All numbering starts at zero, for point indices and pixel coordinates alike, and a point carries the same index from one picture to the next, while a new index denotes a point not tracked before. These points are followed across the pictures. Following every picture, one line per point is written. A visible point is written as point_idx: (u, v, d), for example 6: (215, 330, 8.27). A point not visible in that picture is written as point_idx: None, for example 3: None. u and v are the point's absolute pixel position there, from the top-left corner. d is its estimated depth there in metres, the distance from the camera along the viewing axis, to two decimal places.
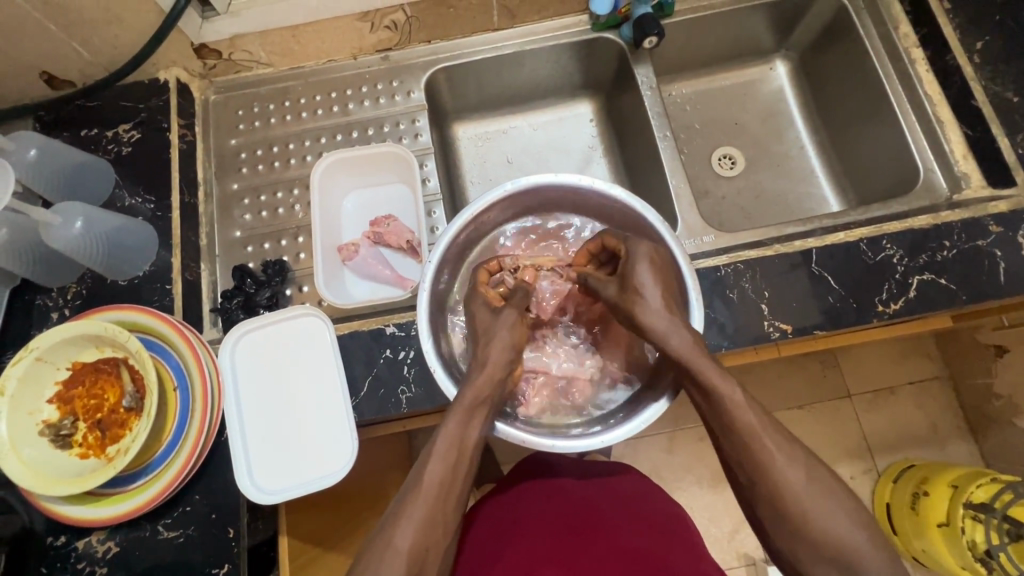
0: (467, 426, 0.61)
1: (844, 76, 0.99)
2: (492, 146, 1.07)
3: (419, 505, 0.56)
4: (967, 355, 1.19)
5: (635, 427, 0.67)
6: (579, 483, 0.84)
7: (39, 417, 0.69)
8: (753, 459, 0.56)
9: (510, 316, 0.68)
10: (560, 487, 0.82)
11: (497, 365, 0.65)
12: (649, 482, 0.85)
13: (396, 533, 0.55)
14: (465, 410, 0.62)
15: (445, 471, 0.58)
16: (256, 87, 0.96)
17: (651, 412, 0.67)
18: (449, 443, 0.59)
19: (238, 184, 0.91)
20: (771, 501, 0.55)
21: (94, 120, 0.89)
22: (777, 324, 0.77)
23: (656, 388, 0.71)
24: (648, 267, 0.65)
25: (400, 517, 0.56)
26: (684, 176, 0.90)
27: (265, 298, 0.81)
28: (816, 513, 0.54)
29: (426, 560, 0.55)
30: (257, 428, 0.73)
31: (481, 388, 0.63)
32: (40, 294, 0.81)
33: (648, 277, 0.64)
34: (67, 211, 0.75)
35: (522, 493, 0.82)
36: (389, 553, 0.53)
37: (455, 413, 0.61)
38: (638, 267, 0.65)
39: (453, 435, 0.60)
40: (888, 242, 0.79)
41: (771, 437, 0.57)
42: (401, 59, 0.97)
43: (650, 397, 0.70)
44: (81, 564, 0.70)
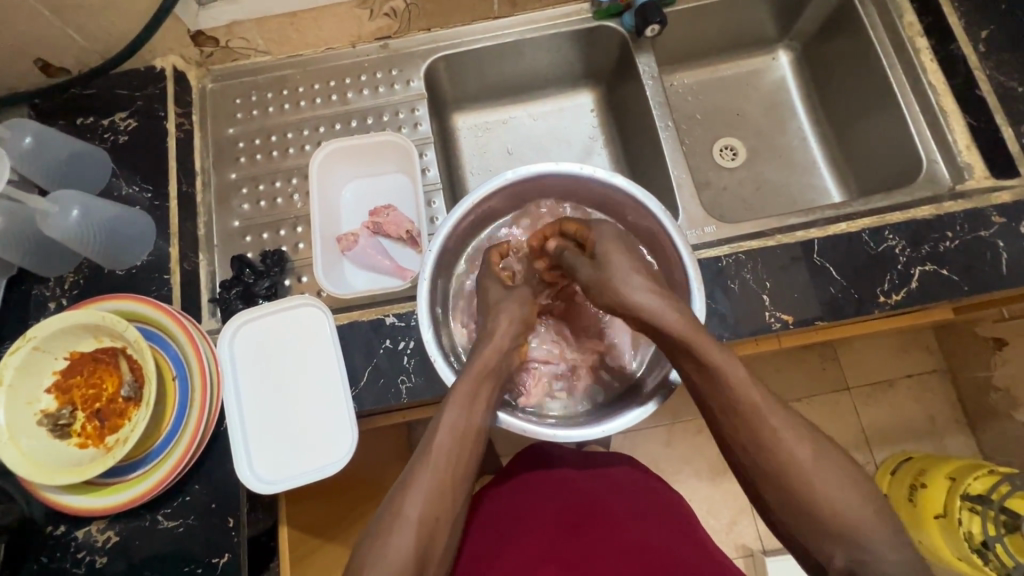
0: (473, 399, 0.61)
1: (847, 66, 0.99)
2: (492, 136, 1.06)
3: (428, 473, 0.56)
4: (966, 347, 1.19)
5: (630, 420, 0.66)
6: (580, 474, 0.84)
7: (38, 407, 0.69)
8: (752, 431, 0.57)
9: (524, 293, 0.70)
10: (562, 478, 0.83)
11: (504, 335, 0.66)
12: (650, 473, 0.85)
13: (405, 501, 0.55)
14: (473, 381, 0.62)
15: (452, 442, 0.58)
16: (254, 76, 0.95)
17: (648, 405, 0.66)
18: (457, 416, 0.59)
19: (235, 173, 0.90)
20: (773, 475, 0.56)
21: (89, 109, 0.88)
22: (778, 315, 0.77)
23: (654, 380, 0.70)
24: (623, 254, 0.65)
25: (410, 486, 0.56)
26: (686, 167, 0.89)
27: (263, 288, 0.81)
28: (817, 500, 0.54)
29: (436, 530, 0.55)
30: (257, 419, 0.73)
31: (487, 361, 0.64)
32: (37, 284, 0.81)
33: (621, 258, 0.65)
34: (63, 199, 0.75)
35: (525, 483, 0.83)
36: (399, 521, 0.53)
37: (461, 386, 0.61)
38: (612, 251, 0.66)
39: (460, 408, 0.60)
40: (890, 233, 0.79)
41: (769, 411, 0.57)
42: (400, 47, 0.96)
43: (652, 383, 0.71)
44: (81, 553, 0.70)
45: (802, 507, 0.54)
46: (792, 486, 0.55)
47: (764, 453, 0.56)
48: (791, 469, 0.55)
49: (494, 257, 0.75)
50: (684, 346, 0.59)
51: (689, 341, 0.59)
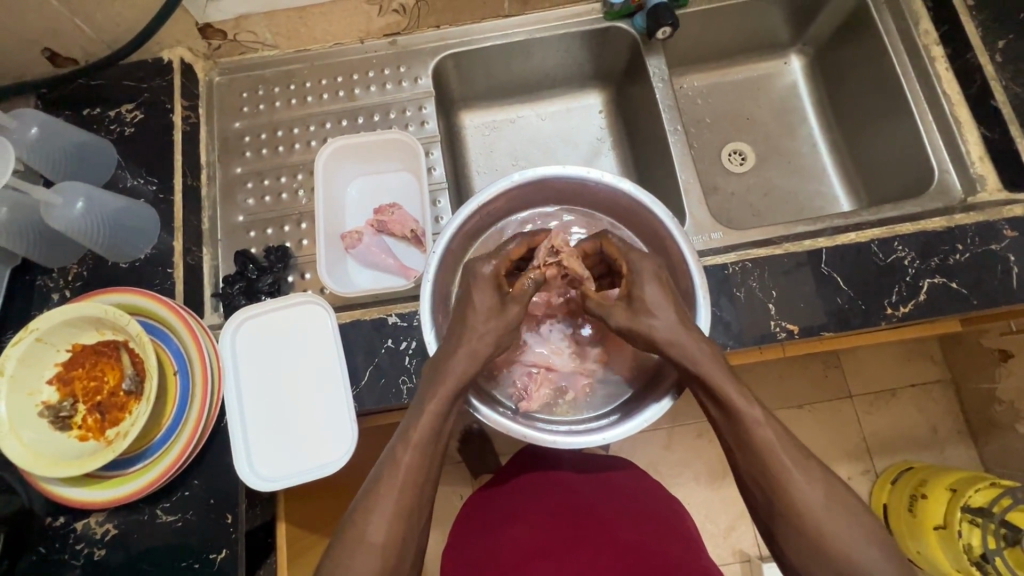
0: (444, 416, 0.60)
1: (860, 73, 0.97)
2: (499, 135, 1.05)
3: (393, 495, 0.56)
4: (972, 360, 1.17)
5: (621, 432, 0.65)
6: (577, 476, 0.84)
7: (39, 398, 0.69)
8: (756, 458, 0.57)
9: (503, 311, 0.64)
10: (558, 482, 0.83)
11: (471, 339, 0.62)
12: (645, 476, 0.86)
13: (370, 526, 0.55)
14: (438, 395, 0.60)
15: (418, 463, 0.57)
16: (261, 70, 0.94)
17: (640, 421, 0.66)
18: (426, 435, 0.58)
19: (241, 168, 0.89)
20: (768, 499, 0.57)
21: (96, 99, 0.87)
22: (784, 324, 0.76)
23: (657, 389, 0.69)
24: (655, 286, 0.63)
25: (376, 506, 0.56)
26: (694, 171, 0.88)
27: (266, 284, 0.81)
28: (814, 513, 0.55)
29: (403, 550, 0.55)
30: (256, 417, 0.72)
31: (451, 376, 0.61)
32: (40, 274, 0.80)
33: (655, 294, 0.62)
34: (67, 191, 0.74)
35: (520, 486, 0.83)
36: (363, 547, 0.54)
37: (431, 405, 0.59)
38: (646, 287, 0.63)
39: (430, 426, 0.59)
40: (899, 244, 0.77)
41: (777, 445, 0.57)
42: (408, 44, 0.95)
43: (655, 393, 0.69)
44: (80, 545, 0.70)
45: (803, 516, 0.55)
46: (790, 499, 0.55)
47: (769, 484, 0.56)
48: (793, 484, 0.56)
49: (514, 253, 0.70)
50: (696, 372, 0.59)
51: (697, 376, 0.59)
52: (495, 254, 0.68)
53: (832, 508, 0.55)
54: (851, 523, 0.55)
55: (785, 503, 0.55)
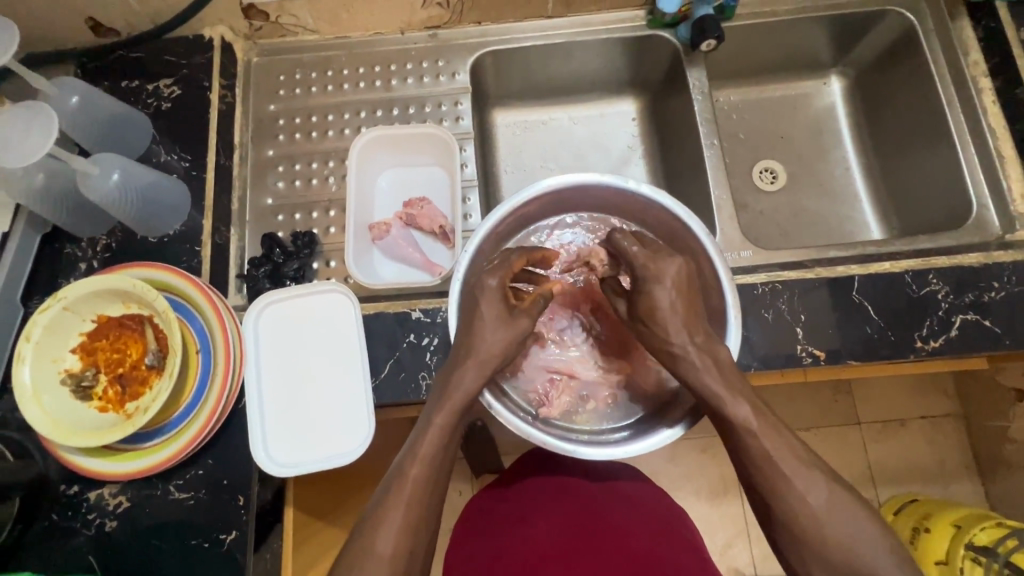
0: (451, 429, 0.60)
1: (902, 100, 0.96)
2: (530, 136, 1.05)
3: (401, 508, 0.56)
4: (985, 396, 1.16)
5: (640, 448, 0.65)
6: (583, 481, 0.83)
7: (62, 366, 0.70)
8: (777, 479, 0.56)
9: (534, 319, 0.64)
10: (565, 486, 0.82)
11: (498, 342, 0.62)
12: (653, 486, 0.84)
13: (378, 538, 0.55)
14: (447, 411, 0.60)
15: (424, 478, 0.57)
16: (300, 54, 0.94)
17: (661, 439, 0.65)
18: (432, 449, 0.58)
19: (273, 150, 0.89)
20: (784, 524, 0.56)
21: (135, 72, 0.88)
22: (810, 349, 0.75)
23: (679, 406, 0.69)
24: (664, 288, 0.61)
25: (386, 514, 0.56)
26: (727, 187, 0.88)
27: (293, 269, 0.81)
28: (832, 545, 0.54)
29: (410, 562, 0.55)
30: (276, 402, 0.72)
31: (464, 390, 0.61)
32: (69, 243, 0.81)
33: (668, 307, 0.61)
34: (105, 162, 0.74)
35: (526, 489, 0.82)
36: (370, 559, 0.54)
37: (438, 419, 0.59)
38: (656, 291, 0.61)
39: (437, 440, 0.59)
40: (934, 277, 0.76)
41: (789, 466, 0.56)
42: (449, 38, 0.95)
43: (677, 411, 0.69)
44: (92, 515, 0.71)
45: (822, 542, 0.55)
46: (808, 528, 0.55)
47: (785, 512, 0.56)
48: (812, 512, 0.56)
49: (517, 264, 0.67)
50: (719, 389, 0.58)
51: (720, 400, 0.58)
52: (499, 266, 0.66)
53: (852, 538, 0.54)
54: (870, 555, 0.54)
55: (804, 533, 0.55)
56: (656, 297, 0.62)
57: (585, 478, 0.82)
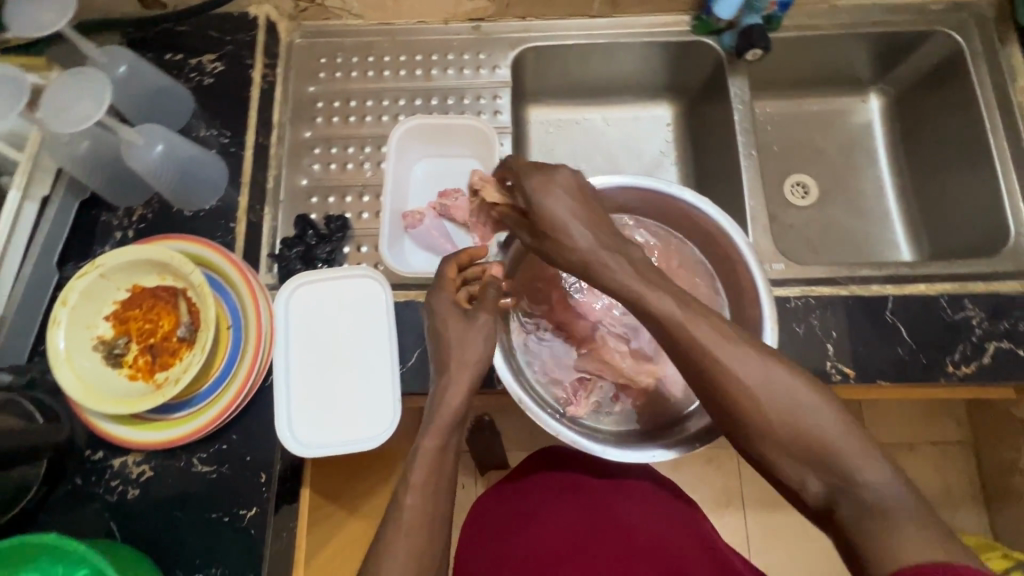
0: (443, 448, 0.59)
1: (943, 123, 0.96)
2: (563, 134, 1.04)
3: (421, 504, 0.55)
4: (994, 425, 1.16)
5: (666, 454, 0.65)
6: (587, 479, 0.82)
7: (96, 332, 0.70)
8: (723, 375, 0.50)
9: None
10: (576, 483, 0.81)
11: None
12: (669, 485, 0.83)
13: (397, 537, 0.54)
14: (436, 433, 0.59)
15: (421, 503, 0.55)
16: (342, 38, 0.94)
17: (686, 448, 0.65)
18: (425, 474, 0.57)
19: (310, 132, 0.90)
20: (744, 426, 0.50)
21: (179, 46, 0.88)
22: (840, 367, 0.74)
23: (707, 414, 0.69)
24: (555, 199, 0.58)
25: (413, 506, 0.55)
26: (762, 198, 0.87)
27: (324, 252, 0.82)
28: None
29: None
30: (304, 382, 0.73)
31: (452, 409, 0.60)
32: (105, 211, 0.81)
33: (568, 214, 0.58)
34: (149, 133, 0.75)
35: (537, 486, 0.83)
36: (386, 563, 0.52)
37: (427, 441, 0.58)
38: (551, 205, 0.58)
39: (426, 464, 0.57)
40: (969, 303, 0.76)
41: (788, 395, 0.49)
42: (491, 31, 0.95)
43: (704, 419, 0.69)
44: (115, 482, 0.71)
45: (780, 424, 0.48)
46: None
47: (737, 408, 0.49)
48: None
49: (452, 272, 0.69)
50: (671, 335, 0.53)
51: None
52: (437, 283, 0.68)
53: (818, 420, 0.48)
54: (842, 435, 0.47)
55: None
56: (549, 208, 0.58)
57: (596, 476, 0.81)
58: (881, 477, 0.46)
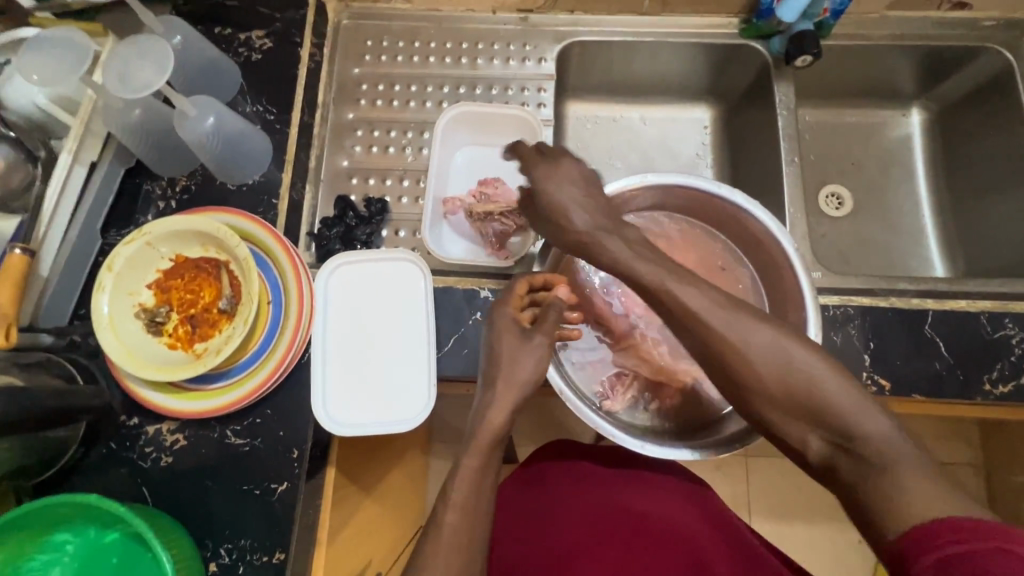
0: (481, 471, 0.59)
1: (988, 141, 0.95)
2: (600, 131, 1.04)
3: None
4: (1010, 447, 1.15)
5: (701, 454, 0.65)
6: (603, 469, 0.82)
7: (138, 300, 0.71)
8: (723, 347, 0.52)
9: None
10: (588, 477, 0.81)
11: None
12: (680, 470, 0.83)
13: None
14: (478, 453, 0.59)
15: (461, 521, 0.55)
16: (390, 22, 0.95)
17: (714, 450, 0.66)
18: (465, 493, 0.57)
19: (353, 114, 0.90)
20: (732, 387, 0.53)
21: (229, 20, 0.88)
22: (876, 378, 0.73)
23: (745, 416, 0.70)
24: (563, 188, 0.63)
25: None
26: (802, 206, 0.87)
27: (364, 234, 0.82)
28: None
29: None
30: (340, 362, 0.73)
31: (494, 426, 0.60)
32: (149, 180, 0.82)
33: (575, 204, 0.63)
34: (202, 105, 0.75)
35: (549, 479, 0.81)
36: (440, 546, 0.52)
37: (468, 461, 0.59)
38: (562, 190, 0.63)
39: (469, 482, 0.58)
40: (1010, 321, 0.75)
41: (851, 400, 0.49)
42: (538, 23, 0.95)
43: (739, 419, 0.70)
44: (148, 448, 0.72)
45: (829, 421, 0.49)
46: None
47: (739, 374, 0.52)
48: None
49: (520, 290, 0.69)
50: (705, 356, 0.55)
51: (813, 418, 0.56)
52: (500, 299, 0.68)
53: (814, 377, 0.50)
54: (838, 390, 0.49)
55: None
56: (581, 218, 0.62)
57: (606, 469, 0.81)
58: (880, 428, 0.48)
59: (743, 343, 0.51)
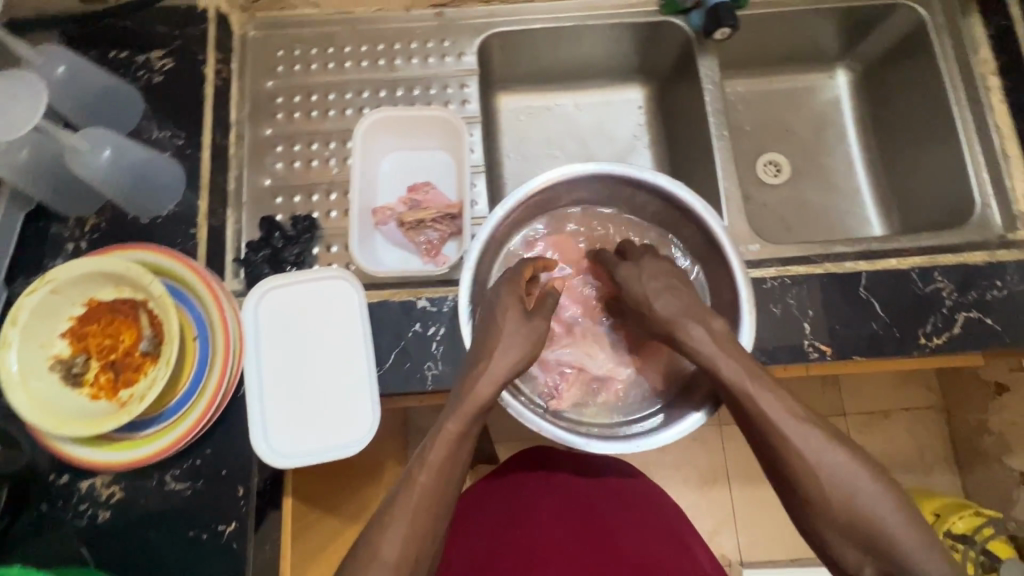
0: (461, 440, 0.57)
1: (910, 96, 0.96)
2: (534, 121, 1.02)
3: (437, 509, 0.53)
4: (965, 389, 1.19)
5: (650, 441, 0.65)
6: (573, 480, 0.81)
7: (51, 351, 0.67)
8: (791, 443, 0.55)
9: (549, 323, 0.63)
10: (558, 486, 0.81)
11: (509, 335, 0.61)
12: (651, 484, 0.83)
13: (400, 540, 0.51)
14: (459, 419, 0.57)
15: (433, 484, 0.55)
16: (300, 29, 0.90)
17: (665, 436, 0.65)
18: (442, 457, 0.56)
19: (271, 130, 0.86)
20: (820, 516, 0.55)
21: (124, 42, 0.83)
22: (817, 344, 0.75)
23: (690, 399, 0.69)
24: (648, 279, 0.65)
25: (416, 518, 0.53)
26: (736, 179, 0.87)
27: (292, 254, 0.79)
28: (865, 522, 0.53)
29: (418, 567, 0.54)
30: (276, 392, 0.71)
31: (481, 399, 0.58)
32: (55, 222, 0.77)
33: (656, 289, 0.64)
34: (94, 137, 0.70)
35: (518, 486, 0.81)
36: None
37: (449, 425, 0.57)
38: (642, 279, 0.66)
39: (446, 447, 0.56)
40: (939, 274, 0.77)
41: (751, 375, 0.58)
42: (455, 17, 0.92)
43: (688, 405, 0.69)
44: (84, 505, 0.68)
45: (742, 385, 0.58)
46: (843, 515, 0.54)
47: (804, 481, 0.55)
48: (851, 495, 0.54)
49: (526, 274, 0.70)
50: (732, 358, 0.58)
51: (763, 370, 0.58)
52: (511, 277, 0.68)
53: (883, 499, 0.53)
54: (901, 527, 0.52)
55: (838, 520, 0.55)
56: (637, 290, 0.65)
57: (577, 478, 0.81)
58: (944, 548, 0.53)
59: (816, 460, 0.54)
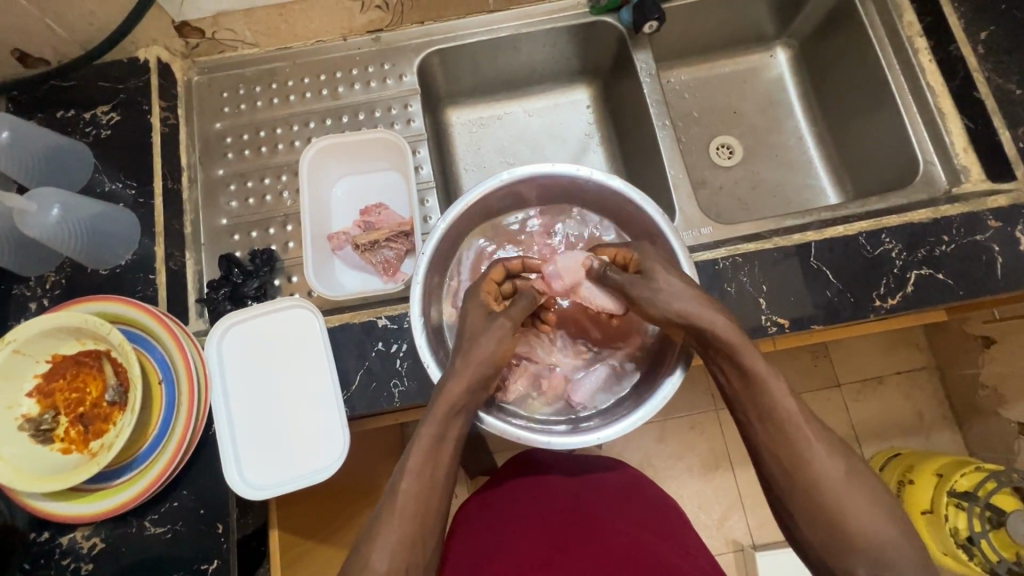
0: (441, 437, 0.58)
1: (844, 67, 0.98)
2: (486, 132, 1.04)
3: (399, 519, 0.54)
4: (954, 346, 1.20)
5: (611, 433, 0.65)
6: (565, 478, 0.82)
7: (18, 411, 0.67)
8: (780, 439, 0.56)
9: (499, 326, 0.62)
10: (550, 486, 0.81)
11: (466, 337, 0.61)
12: (639, 475, 0.84)
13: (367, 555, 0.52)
14: (434, 421, 0.58)
15: (412, 495, 0.55)
16: (242, 69, 0.92)
17: (632, 419, 0.65)
18: (421, 459, 0.56)
19: (223, 169, 0.88)
20: (811, 504, 0.55)
21: (69, 101, 0.85)
22: (775, 318, 0.76)
23: (665, 363, 0.70)
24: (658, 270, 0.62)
25: (380, 531, 0.54)
26: (683, 166, 0.88)
27: (253, 288, 0.79)
28: (847, 504, 0.53)
29: None
30: (245, 424, 0.71)
31: (452, 396, 0.58)
32: (17, 283, 0.78)
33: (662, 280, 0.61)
34: (41, 196, 0.72)
35: (512, 489, 0.81)
36: None
37: (426, 429, 0.58)
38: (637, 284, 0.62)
39: (424, 450, 0.56)
40: (886, 236, 0.78)
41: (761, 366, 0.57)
42: (392, 40, 0.94)
43: (663, 371, 0.70)
44: (66, 560, 0.69)
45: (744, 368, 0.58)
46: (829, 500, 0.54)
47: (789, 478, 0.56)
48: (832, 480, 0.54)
49: (496, 275, 0.70)
50: (730, 352, 0.58)
51: (733, 346, 0.57)
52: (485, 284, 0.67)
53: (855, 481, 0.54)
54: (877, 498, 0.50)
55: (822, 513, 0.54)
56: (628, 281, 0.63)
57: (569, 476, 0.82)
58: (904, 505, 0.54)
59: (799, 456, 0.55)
